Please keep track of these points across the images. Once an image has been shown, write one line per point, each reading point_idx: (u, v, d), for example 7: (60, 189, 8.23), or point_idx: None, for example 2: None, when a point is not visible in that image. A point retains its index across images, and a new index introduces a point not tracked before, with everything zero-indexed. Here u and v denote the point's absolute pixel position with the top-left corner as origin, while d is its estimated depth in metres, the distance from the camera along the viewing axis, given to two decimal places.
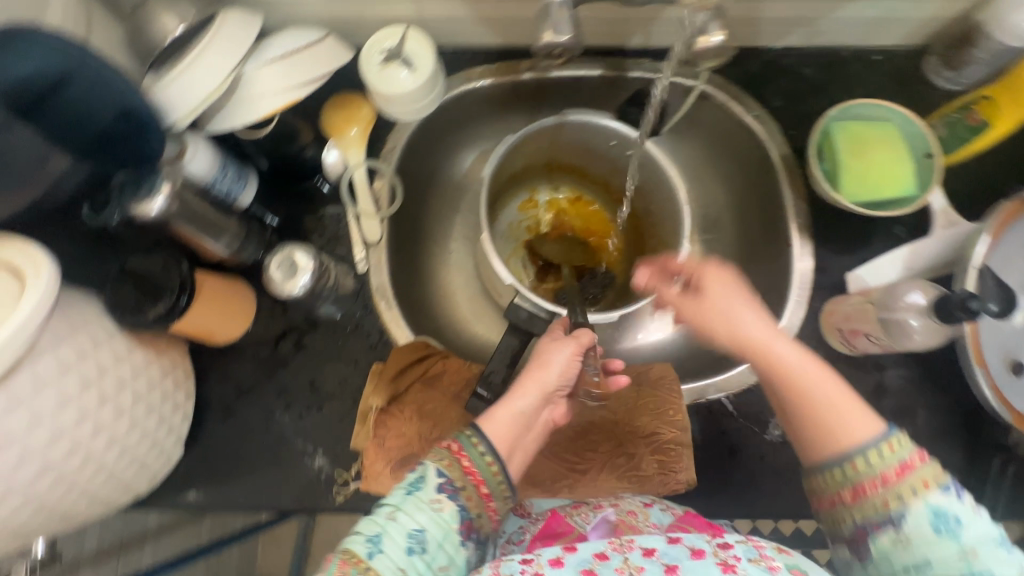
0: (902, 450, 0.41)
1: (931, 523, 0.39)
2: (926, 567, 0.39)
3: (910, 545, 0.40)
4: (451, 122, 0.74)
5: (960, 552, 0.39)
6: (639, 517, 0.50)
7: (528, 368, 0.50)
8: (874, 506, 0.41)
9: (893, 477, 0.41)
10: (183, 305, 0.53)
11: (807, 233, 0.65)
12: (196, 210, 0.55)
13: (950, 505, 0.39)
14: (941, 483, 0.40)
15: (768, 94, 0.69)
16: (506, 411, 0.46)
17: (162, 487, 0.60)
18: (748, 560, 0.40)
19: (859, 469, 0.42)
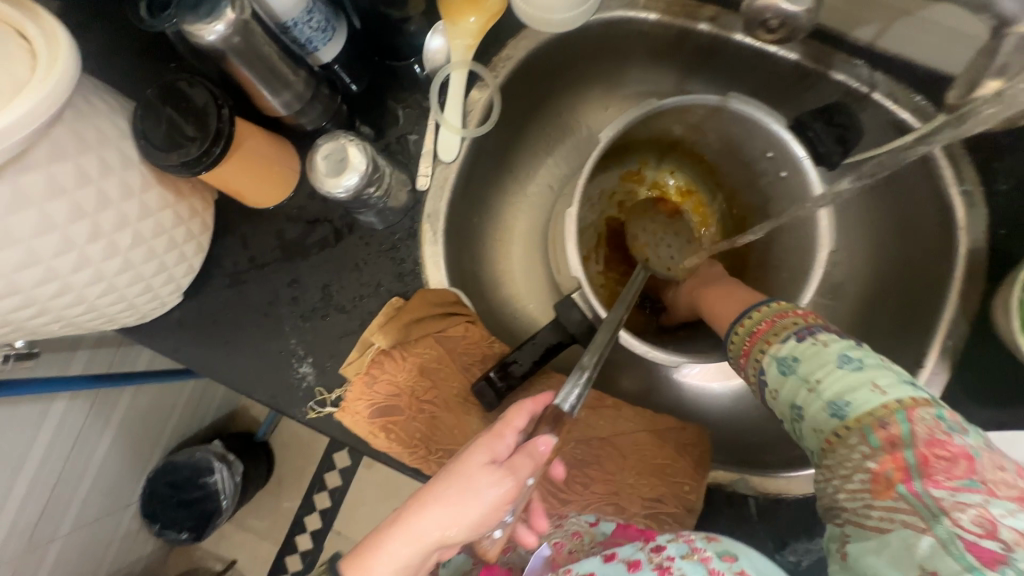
0: (772, 309, 0.45)
1: (778, 369, 0.41)
2: (801, 412, 0.39)
3: (782, 395, 0.41)
4: (589, 49, 0.60)
5: (804, 383, 0.39)
6: (583, 540, 0.47)
7: (440, 494, 0.39)
8: (762, 350, 0.43)
9: (762, 329, 0.44)
10: (216, 155, 0.46)
11: (950, 360, 0.51)
12: (261, 51, 0.46)
13: (790, 348, 0.41)
14: (825, 331, 0.41)
15: (1000, 171, 0.51)
16: (384, 563, 0.38)
17: (150, 327, 0.57)
18: (681, 557, 0.40)
19: (737, 338, 0.46)
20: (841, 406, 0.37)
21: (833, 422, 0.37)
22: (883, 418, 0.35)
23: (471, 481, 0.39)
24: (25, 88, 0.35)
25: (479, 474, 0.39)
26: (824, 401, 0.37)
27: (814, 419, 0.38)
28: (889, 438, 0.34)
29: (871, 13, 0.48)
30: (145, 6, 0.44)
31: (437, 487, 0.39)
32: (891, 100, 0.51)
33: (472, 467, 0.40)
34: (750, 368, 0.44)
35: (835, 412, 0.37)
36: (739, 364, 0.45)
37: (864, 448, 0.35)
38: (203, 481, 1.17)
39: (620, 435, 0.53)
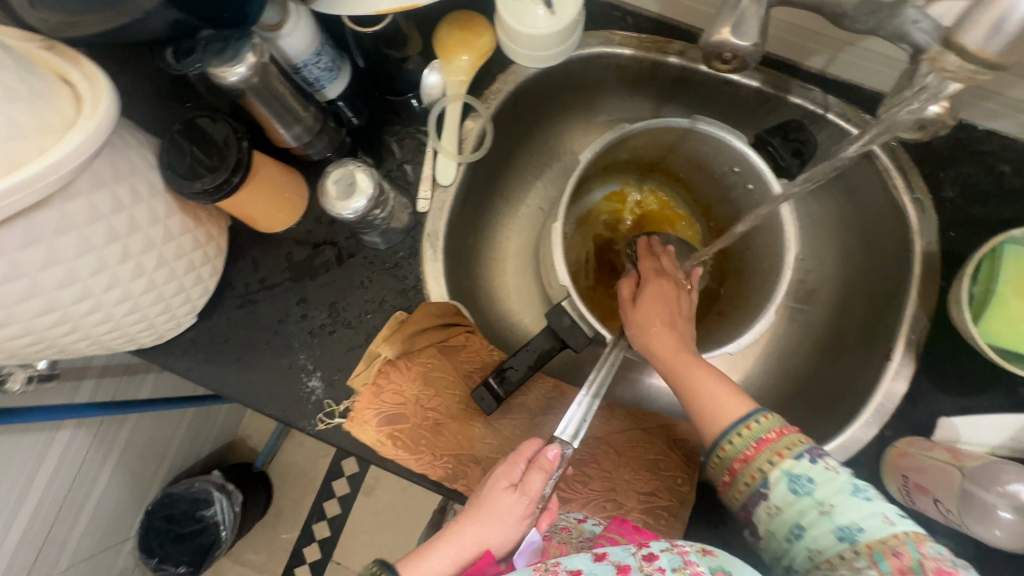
0: (763, 428, 0.43)
1: (787, 485, 0.41)
2: (801, 533, 0.40)
3: (779, 514, 0.41)
4: (570, 82, 0.66)
5: (816, 505, 0.40)
6: (570, 534, 0.52)
7: (479, 516, 0.44)
8: (756, 467, 0.42)
9: (751, 454, 0.43)
10: (233, 184, 0.50)
11: (914, 353, 0.55)
12: (276, 91, 0.51)
13: (802, 467, 0.41)
14: (798, 452, 0.41)
15: (944, 179, 0.57)
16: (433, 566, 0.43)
17: (164, 347, 0.60)
18: (671, 570, 0.39)
19: (717, 461, 0.45)
20: (852, 531, 0.38)
21: (838, 544, 0.38)
22: (895, 547, 0.37)
23: (498, 504, 0.44)
24: (70, 127, 0.38)
25: (500, 498, 0.44)
26: (833, 524, 0.39)
27: (815, 540, 0.39)
28: (900, 567, 0.36)
29: (819, 44, 0.54)
30: (173, 52, 0.48)
31: (477, 509, 0.44)
32: (843, 119, 0.57)
33: (497, 492, 0.45)
34: (738, 486, 0.43)
35: (843, 535, 0.39)
36: (722, 481, 0.45)
37: (872, 572, 0.37)
38: (201, 514, 1.16)
39: (615, 434, 0.57)
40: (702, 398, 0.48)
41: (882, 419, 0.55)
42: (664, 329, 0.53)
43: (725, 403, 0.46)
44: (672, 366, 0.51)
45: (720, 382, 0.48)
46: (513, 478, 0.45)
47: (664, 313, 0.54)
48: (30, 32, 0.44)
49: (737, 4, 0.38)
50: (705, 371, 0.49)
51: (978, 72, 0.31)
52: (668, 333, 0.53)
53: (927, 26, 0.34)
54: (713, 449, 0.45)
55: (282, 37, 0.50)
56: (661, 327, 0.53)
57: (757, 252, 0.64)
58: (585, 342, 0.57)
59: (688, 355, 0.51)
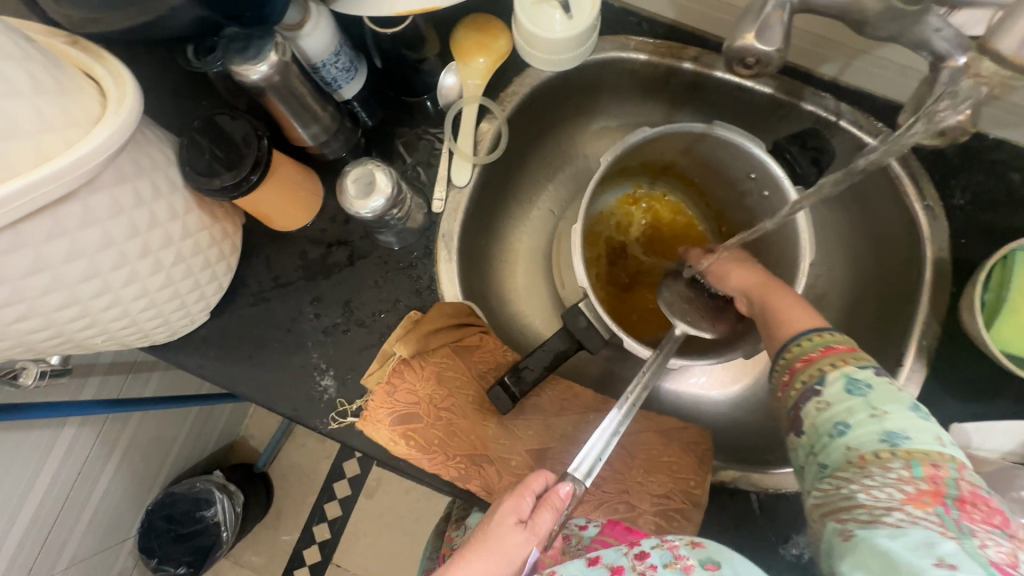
0: (835, 339, 0.42)
1: (844, 385, 0.39)
2: (844, 429, 0.38)
3: (828, 409, 0.39)
4: (585, 86, 0.66)
5: (868, 408, 0.38)
6: (570, 542, 0.50)
7: (487, 554, 0.41)
8: (818, 368, 0.41)
9: (816, 355, 0.42)
10: (251, 182, 0.50)
11: (925, 359, 0.55)
12: (295, 89, 0.51)
13: (866, 374, 0.39)
14: (864, 363, 0.40)
15: (956, 187, 0.57)
16: None
17: (176, 344, 0.60)
18: (663, 565, 0.40)
19: (789, 355, 0.44)
20: (899, 436, 0.36)
21: (880, 445, 0.36)
22: (935, 458, 0.35)
23: (508, 542, 0.42)
24: (96, 122, 0.38)
25: (510, 537, 0.42)
26: (880, 426, 0.37)
27: (859, 439, 0.37)
28: (933, 476, 0.34)
29: (834, 52, 0.55)
30: (194, 49, 0.49)
31: (483, 544, 0.42)
32: (856, 126, 0.57)
33: (506, 529, 0.43)
34: (795, 384, 0.42)
35: (888, 439, 0.36)
36: (781, 383, 0.44)
37: (904, 472, 0.35)
38: (201, 514, 1.15)
39: (627, 435, 0.57)
40: (778, 306, 0.49)
41: None
42: (749, 271, 0.55)
43: (798, 317, 0.46)
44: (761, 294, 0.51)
45: (798, 303, 0.48)
46: (523, 509, 0.44)
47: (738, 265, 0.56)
48: (54, 28, 0.44)
49: (761, 9, 0.38)
50: (789, 301, 0.48)
51: (1014, 75, 0.31)
52: (750, 274, 0.54)
53: (949, 34, 0.35)
54: (784, 348, 0.45)
55: (303, 36, 0.50)
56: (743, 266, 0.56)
57: (769, 256, 0.65)
58: (600, 344, 0.57)
59: (781, 291, 0.50)
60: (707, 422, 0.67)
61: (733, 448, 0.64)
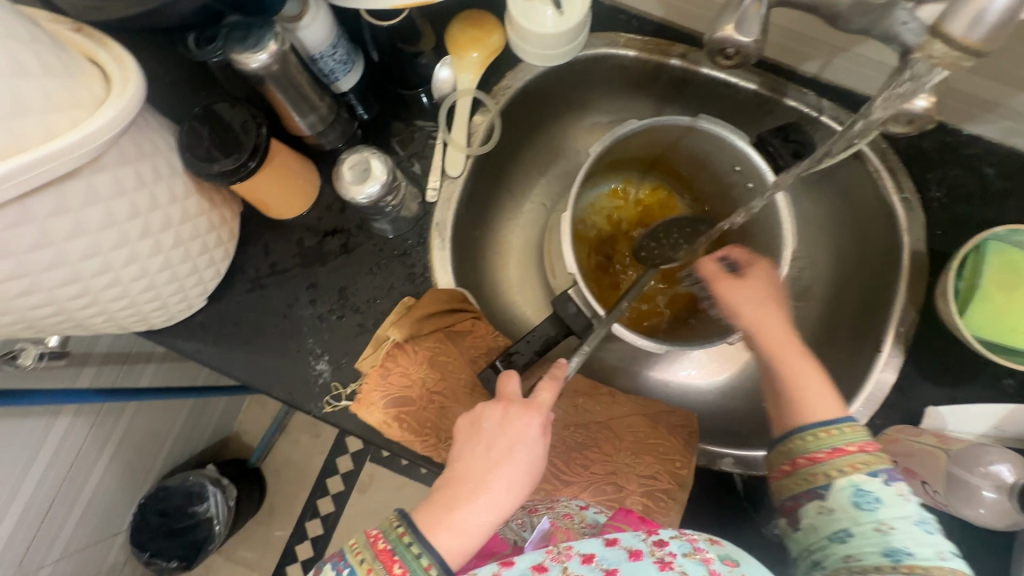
0: (844, 438, 0.43)
1: (851, 496, 0.41)
2: (847, 538, 0.41)
3: (831, 515, 0.42)
4: (576, 81, 0.68)
5: (875, 523, 0.40)
6: (574, 520, 0.50)
7: (510, 462, 0.41)
8: (825, 471, 0.43)
9: (823, 456, 0.43)
10: (250, 168, 0.51)
11: (903, 346, 0.57)
12: (294, 79, 0.53)
13: (873, 485, 0.41)
14: (876, 471, 0.41)
15: (932, 180, 0.59)
16: (470, 525, 0.39)
17: (173, 329, 0.61)
18: (683, 555, 0.41)
19: (783, 451, 0.46)
20: (902, 552, 0.38)
21: (881, 558, 0.39)
22: (936, 574, 0.37)
23: (526, 450, 0.42)
24: (101, 104, 0.40)
25: (526, 442, 0.43)
26: (885, 541, 0.39)
27: (858, 547, 0.40)
28: None
29: (815, 49, 0.57)
30: (194, 38, 0.50)
31: (500, 453, 0.42)
32: (836, 121, 0.60)
33: (519, 433, 0.43)
34: (795, 478, 0.44)
35: (890, 553, 0.39)
36: (780, 470, 0.46)
37: None
38: (193, 510, 1.15)
39: (615, 418, 0.59)
40: (790, 376, 0.46)
41: (874, 408, 0.57)
42: (757, 307, 0.51)
43: (823, 400, 0.45)
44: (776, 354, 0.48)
45: (821, 380, 0.46)
46: (541, 422, 0.43)
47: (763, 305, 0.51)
48: (60, 15, 0.46)
49: (740, 3, 0.40)
50: (811, 373, 0.46)
51: (961, 59, 0.33)
52: (776, 327, 0.49)
53: (915, 27, 0.37)
54: (786, 440, 0.45)
55: (302, 28, 0.52)
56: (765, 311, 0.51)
57: (754, 246, 0.67)
58: (587, 328, 0.59)
59: (796, 351, 0.48)
60: (694, 410, 0.69)
61: (719, 433, 0.66)
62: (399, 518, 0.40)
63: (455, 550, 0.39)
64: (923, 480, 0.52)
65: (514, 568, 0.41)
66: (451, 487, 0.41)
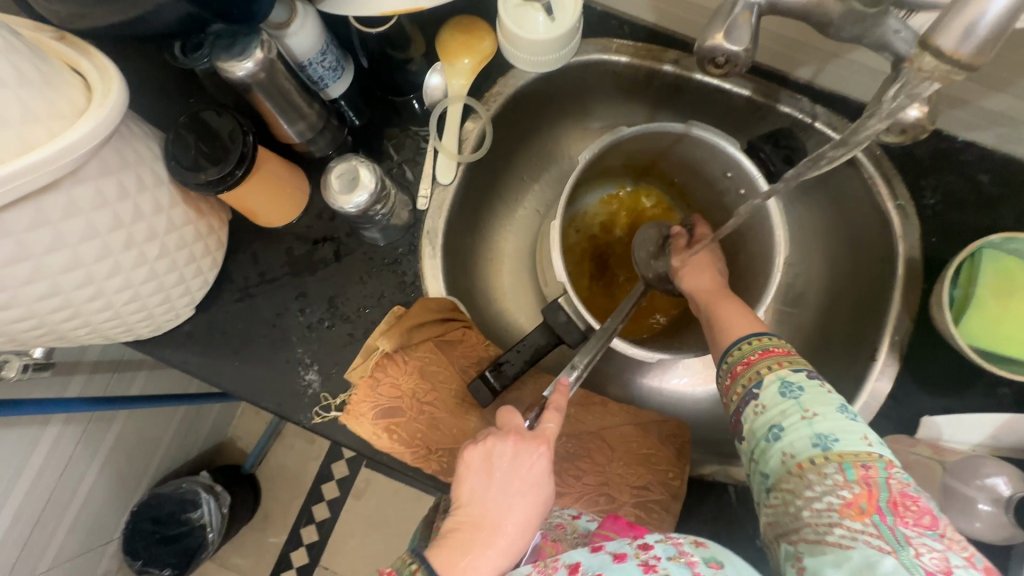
0: (771, 343, 0.45)
1: (778, 390, 0.42)
2: (779, 434, 0.40)
3: (764, 413, 0.41)
4: (568, 86, 0.67)
5: (799, 412, 0.40)
6: (565, 531, 0.49)
7: (522, 502, 0.42)
8: (757, 371, 0.44)
9: (755, 359, 0.45)
10: (236, 177, 0.50)
11: (897, 355, 0.57)
12: (282, 87, 0.52)
13: (796, 377, 0.41)
14: (797, 365, 0.42)
15: (927, 187, 0.59)
16: (484, 565, 0.40)
17: (160, 340, 0.60)
18: (668, 559, 0.39)
19: (736, 354, 0.47)
20: (829, 439, 0.38)
21: (812, 449, 0.38)
22: (864, 460, 0.37)
23: (535, 487, 0.43)
24: (81, 114, 0.39)
25: (536, 479, 0.44)
26: (812, 430, 0.39)
27: (792, 443, 0.39)
28: (866, 478, 0.36)
29: (808, 56, 0.56)
30: (181, 46, 0.51)
31: (513, 494, 0.43)
32: (830, 127, 0.59)
33: (530, 473, 0.44)
34: (736, 388, 0.44)
35: (818, 442, 0.38)
36: (724, 387, 0.46)
37: (839, 477, 0.37)
38: (187, 516, 1.14)
39: (608, 428, 0.58)
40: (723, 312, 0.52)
41: (868, 417, 0.56)
42: (704, 276, 0.59)
43: (743, 324, 0.49)
44: (709, 304, 0.55)
45: (747, 313, 0.51)
46: (550, 455, 0.45)
47: (697, 267, 0.60)
48: (42, 22, 0.45)
49: (730, 10, 0.39)
50: (739, 309, 0.52)
51: (953, 73, 0.32)
52: (708, 285, 0.58)
53: (907, 35, 0.37)
54: (722, 358, 0.48)
55: (289, 35, 0.51)
56: (707, 275, 0.59)
57: (747, 254, 0.66)
58: (579, 338, 0.58)
59: (725, 298, 0.55)
60: (688, 418, 0.68)
61: (711, 442, 0.65)
62: (414, 558, 0.40)
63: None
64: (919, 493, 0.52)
65: None
66: (470, 530, 0.41)
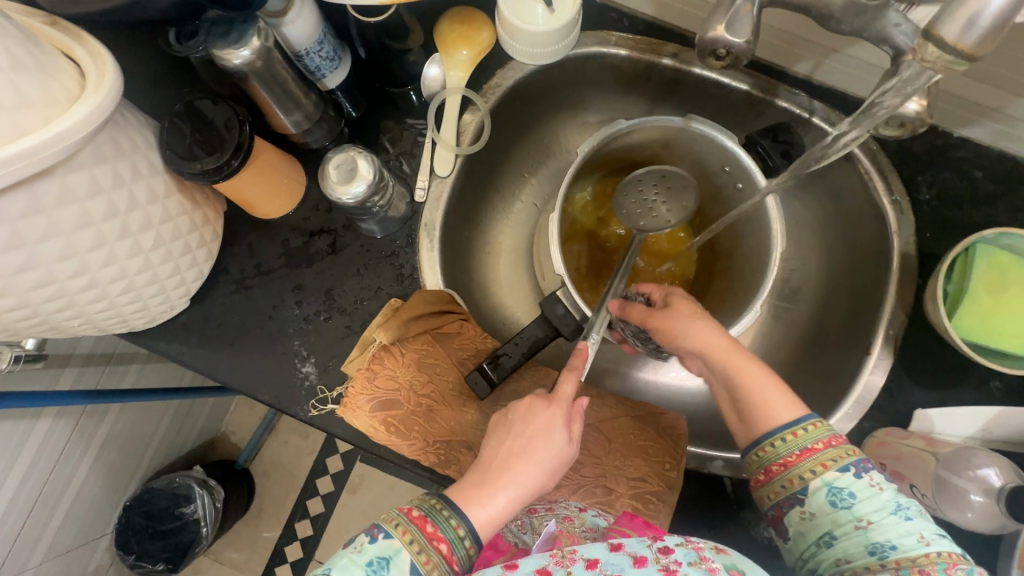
0: (811, 437, 0.44)
1: (827, 496, 0.42)
2: (833, 541, 0.42)
3: (813, 519, 0.43)
4: (567, 80, 0.67)
5: (854, 521, 0.41)
6: (574, 524, 0.49)
7: (532, 450, 0.44)
8: (799, 475, 0.44)
9: (793, 460, 0.44)
10: (233, 167, 0.50)
11: (891, 349, 0.57)
12: (279, 77, 0.51)
13: (845, 481, 0.42)
14: (842, 465, 0.42)
15: (922, 183, 0.59)
16: (492, 501, 0.42)
17: (154, 331, 0.59)
18: (688, 563, 0.40)
19: (754, 459, 0.46)
20: (886, 547, 0.39)
21: (869, 557, 0.40)
22: (923, 565, 0.38)
23: (548, 438, 0.44)
24: (76, 100, 0.38)
25: (549, 431, 0.45)
26: (866, 538, 0.40)
27: (847, 550, 0.41)
28: None
29: (807, 50, 0.56)
30: (176, 33, 0.49)
31: (526, 442, 0.44)
32: (827, 122, 0.59)
33: (542, 424, 0.45)
34: (771, 486, 0.45)
35: (875, 551, 0.40)
36: (757, 480, 0.46)
37: None
38: (180, 511, 1.14)
39: (605, 421, 0.58)
40: (748, 393, 0.47)
41: (862, 410, 0.57)
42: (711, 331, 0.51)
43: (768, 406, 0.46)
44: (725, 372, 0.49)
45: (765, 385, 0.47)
46: (565, 413, 0.46)
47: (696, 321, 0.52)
48: (34, 7, 0.44)
49: (732, 2, 0.39)
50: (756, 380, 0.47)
51: (954, 64, 0.33)
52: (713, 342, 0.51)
53: (907, 29, 0.37)
54: (752, 448, 0.46)
55: (286, 24, 0.51)
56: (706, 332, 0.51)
57: (745, 247, 0.66)
58: (577, 331, 0.58)
59: (745, 360, 0.49)
60: (685, 411, 0.68)
61: (707, 434, 0.66)
62: (444, 503, 0.41)
63: (487, 519, 0.41)
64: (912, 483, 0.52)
65: (519, 570, 0.40)
66: (484, 470, 0.43)
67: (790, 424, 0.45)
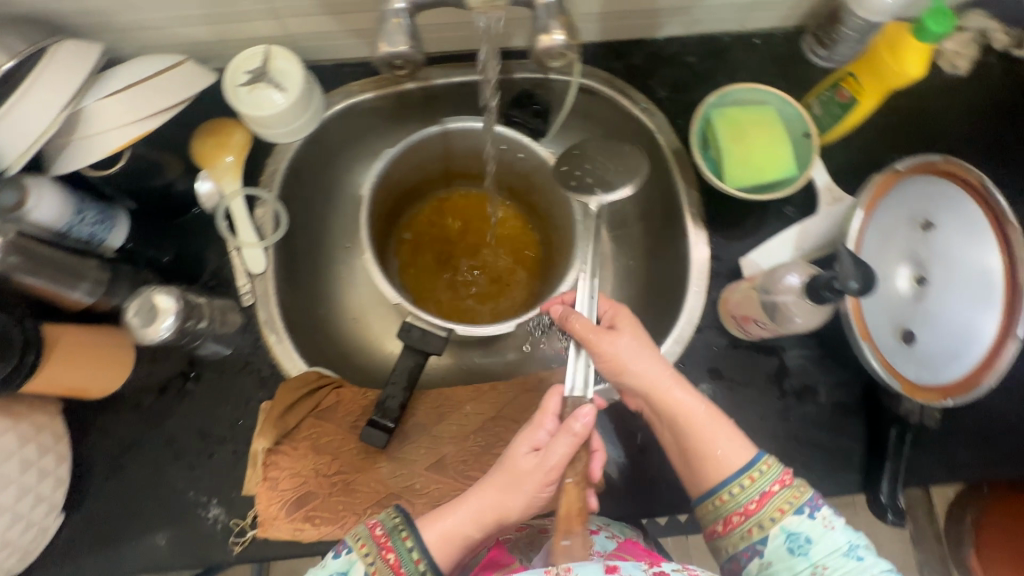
0: (764, 483, 0.47)
1: (784, 541, 0.46)
2: None
3: (771, 567, 0.46)
4: (342, 142, 0.71)
5: (810, 566, 0.45)
6: None
7: (479, 489, 0.46)
8: (755, 523, 0.47)
9: (753, 508, 0.47)
10: (31, 362, 0.48)
11: (701, 222, 0.65)
12: (44, 256, 0.52)
13: (804, 528, 0.45)
14: (799, 513, 0.46)
15: (655, 85, 0.68)
16: (449, 529, 0.45)
17: (40, 562, 0.55)
18: None
19: (724, 499, 0.48)
20: None
21: None
22: None
23: (518, 469, 0.46)
24: None
25: (522, 461, 0.46)
26: None
27: None
28: None
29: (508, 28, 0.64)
30: None
31: (495, 476, 0.46)
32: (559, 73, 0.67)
33: (518, 455, 0.46)
34: (729, 538, 0.48)
35: None
36: (716, 527, 0.49)
37: None
38: None
39: (508, 406, 0.61)
40: (708, 446, 0.49)
41: (704, 282, 0.64)
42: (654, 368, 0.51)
43: (727, 450, 0.49)
44: (674, 422, 0.51)
45: (725, 431, 0.49)
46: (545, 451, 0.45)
47: (646, 354, 0.51)
48: None
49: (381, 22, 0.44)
50: (709, 435, 0.50)
51: None
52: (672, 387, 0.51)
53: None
54: (720, 488, 0.48)
55: (29, 211, 0.51)
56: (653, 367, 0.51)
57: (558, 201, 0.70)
58: (444, 343, 0.59)
59: (702, 413, 0.51)
60: None
61: None
62: None
63: (437, 542, 0.45)
64: (755, 320, 0.57)
65: None
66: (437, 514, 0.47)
67: (744, 465, 0.48)
